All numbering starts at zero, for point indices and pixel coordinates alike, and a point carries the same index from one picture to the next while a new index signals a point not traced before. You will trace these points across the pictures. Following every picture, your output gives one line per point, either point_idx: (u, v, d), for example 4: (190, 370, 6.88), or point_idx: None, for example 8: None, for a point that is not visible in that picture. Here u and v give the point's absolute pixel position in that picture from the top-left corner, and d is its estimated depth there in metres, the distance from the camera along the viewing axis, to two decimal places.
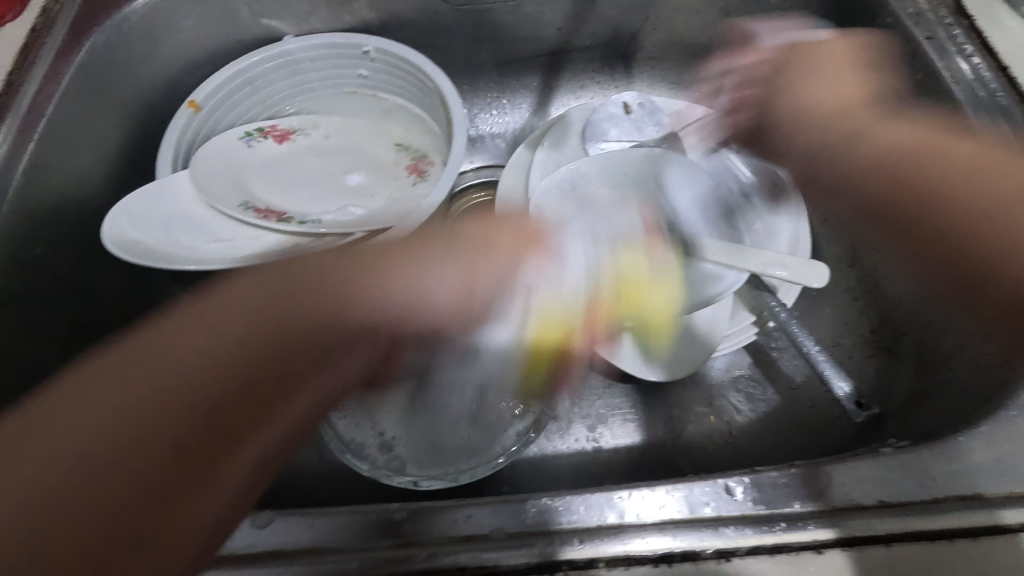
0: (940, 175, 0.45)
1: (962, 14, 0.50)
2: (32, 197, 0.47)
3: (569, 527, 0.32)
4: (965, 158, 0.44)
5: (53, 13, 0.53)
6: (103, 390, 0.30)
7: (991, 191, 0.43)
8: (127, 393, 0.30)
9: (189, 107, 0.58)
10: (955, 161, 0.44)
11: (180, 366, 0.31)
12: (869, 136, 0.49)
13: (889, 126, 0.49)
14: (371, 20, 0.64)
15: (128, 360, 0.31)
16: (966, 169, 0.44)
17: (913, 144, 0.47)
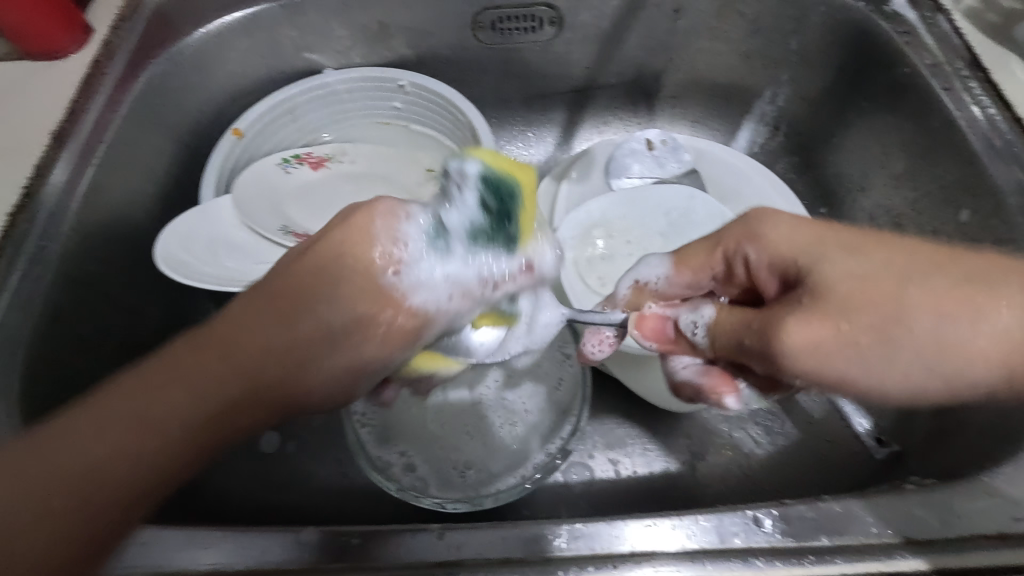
0: (994, 315, 0.33)
1: (978, 67, 0.51)
2: (90, 217, 0.50)
3: (603, 552, 0.33)
4: (945, 302, 0.33)
5: (114, 46, 0.56)
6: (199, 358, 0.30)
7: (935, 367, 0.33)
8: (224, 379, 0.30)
9: (233, 134, 0.61)
10: (946, 339, 0.33)
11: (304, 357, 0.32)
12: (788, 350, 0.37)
13: (955, 297, 0.33)
14: (406, 55, 0.67)
15: (228, 340, 0.31)
16: (997, 307, 0.33)
17: (893, 291, 0.33)
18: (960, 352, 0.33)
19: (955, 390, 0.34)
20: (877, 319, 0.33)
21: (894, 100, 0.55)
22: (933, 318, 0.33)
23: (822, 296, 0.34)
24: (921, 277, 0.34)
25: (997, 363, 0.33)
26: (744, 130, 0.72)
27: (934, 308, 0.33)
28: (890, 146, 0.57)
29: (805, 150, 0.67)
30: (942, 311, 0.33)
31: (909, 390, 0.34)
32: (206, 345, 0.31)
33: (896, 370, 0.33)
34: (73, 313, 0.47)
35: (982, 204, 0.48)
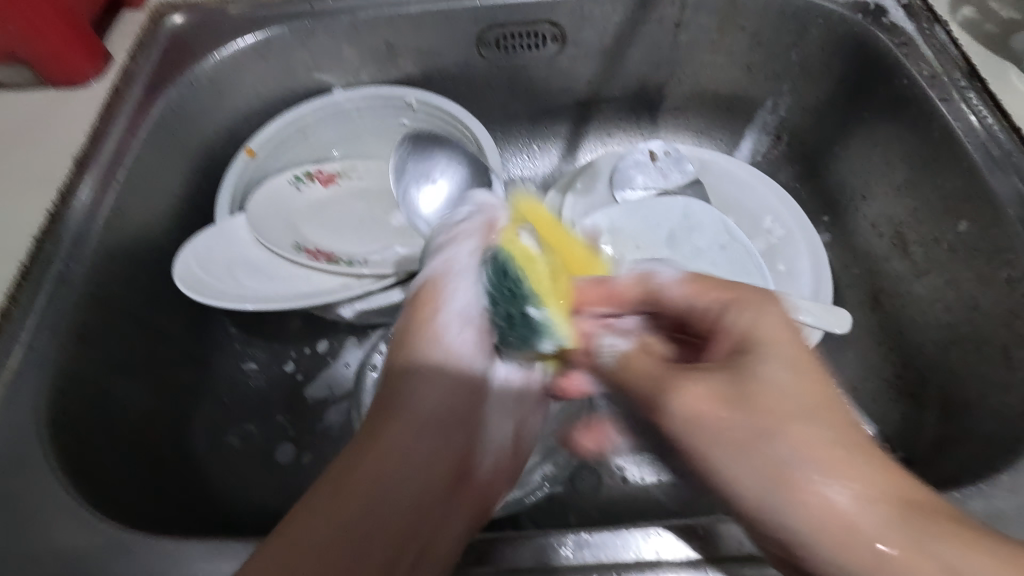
0: (795, 448, 0.29)
1: (976, 77, 0.52)
2: (112, 239, 0.52)
3: (609, 561, 0.34)
4: (823, 448, 0.29)
5: (133, 72, 0.58)
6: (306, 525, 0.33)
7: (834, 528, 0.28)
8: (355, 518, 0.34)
9: (246, 153, 0.63)
10: (897, 560, 0.27)
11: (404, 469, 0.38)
12: (710, 410, 0.31)
13: (793, 439, 0.29)
14: (414, 73, 0.68)
15: (331, 510, 0.34)
16: (882, 526, 0.28)
17: (814, 413, 0.30)
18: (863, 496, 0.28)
19: (846, 530, 0.28)
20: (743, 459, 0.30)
21: (894, 110, 0.56)
22: (781, 451, 0.30)
23: (743, 403, 0.31)
24: (770, 411, 0.30)
25: (824, 527, 0.28)
26: (746, 140, 0.73)
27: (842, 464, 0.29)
28: (891, 156, 0.57)
29: (807, 158, 0.68)
30: (916, 530, 0.27)
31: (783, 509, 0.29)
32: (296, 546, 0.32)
33: (806, 508, 0.29)
34: (97, 332, 0.49)
35: (981, 214, 0.48)
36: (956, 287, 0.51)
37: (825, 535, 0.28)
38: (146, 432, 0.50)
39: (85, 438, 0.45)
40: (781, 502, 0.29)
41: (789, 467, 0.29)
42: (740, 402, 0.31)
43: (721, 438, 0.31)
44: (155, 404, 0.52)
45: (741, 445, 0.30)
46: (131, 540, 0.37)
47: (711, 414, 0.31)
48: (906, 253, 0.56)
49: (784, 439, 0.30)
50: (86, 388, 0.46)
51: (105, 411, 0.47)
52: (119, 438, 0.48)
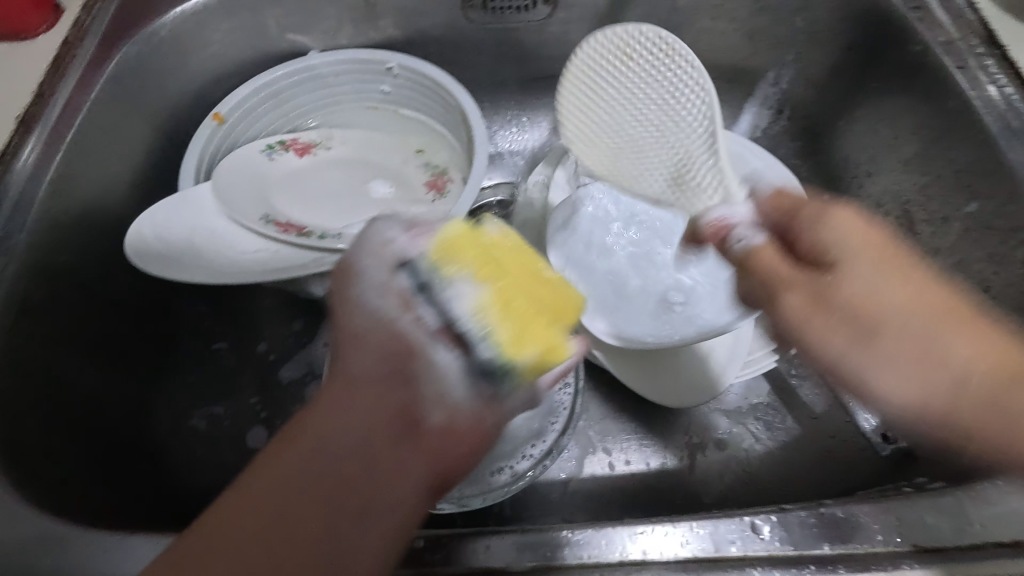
0: (936, 338, 0.30)
1: (994, 43, 0.48)
2: (60, 207, 0.48)
3: (589, 562, 0.31)
4: (926, 373, 0.30)
5: (85, 26, 0.54)
6: (302, 465, 0.28)
7: (928, 383, 0.30)
8: (334, 448, 0.29)
9: (213, 119, 0.58)
10: (980, 365, 0.30)
11: (345, 416, 0.29)
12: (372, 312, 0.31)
13: (950, 327, 0.30)
14: (395, 36, 0.64)
15: (314, 444, 0.29)
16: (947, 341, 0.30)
17: (932, 311, 0.30)
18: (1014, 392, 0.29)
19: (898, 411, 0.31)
20: (838, 327, 0.31)
21: (906, 79, 0.53)
22: (884, 348, 0.30)
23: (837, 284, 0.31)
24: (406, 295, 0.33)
25: (939, 414, 0.30)
26: (746, 114, 0.69)
27: (979, 347, 0.30)
28: (899, 129, 0.54)
29: (811, 134, 0.65)
30: (979, 338, 0.30)
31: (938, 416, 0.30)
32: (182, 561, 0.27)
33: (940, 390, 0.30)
34: (43, 306, 0.45)
35: (996, 192, 0.45)
36: (966, 267, 0.48)
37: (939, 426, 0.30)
38: (97, 416, 0.47)
39: (23, 418, 0.41)
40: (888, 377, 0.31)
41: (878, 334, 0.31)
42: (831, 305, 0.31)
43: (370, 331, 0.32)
44: (108, 383, 0.49)
45: (934, 357, 0.30)
46: (66, 533, 0.34)
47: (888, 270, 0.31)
48: (912, 232, 0.53)
49: (870, 274, 0.31)
50: (27, 365, 0.43)
51: (50, 391, 0.44)
52: (68, 419, 0.45)
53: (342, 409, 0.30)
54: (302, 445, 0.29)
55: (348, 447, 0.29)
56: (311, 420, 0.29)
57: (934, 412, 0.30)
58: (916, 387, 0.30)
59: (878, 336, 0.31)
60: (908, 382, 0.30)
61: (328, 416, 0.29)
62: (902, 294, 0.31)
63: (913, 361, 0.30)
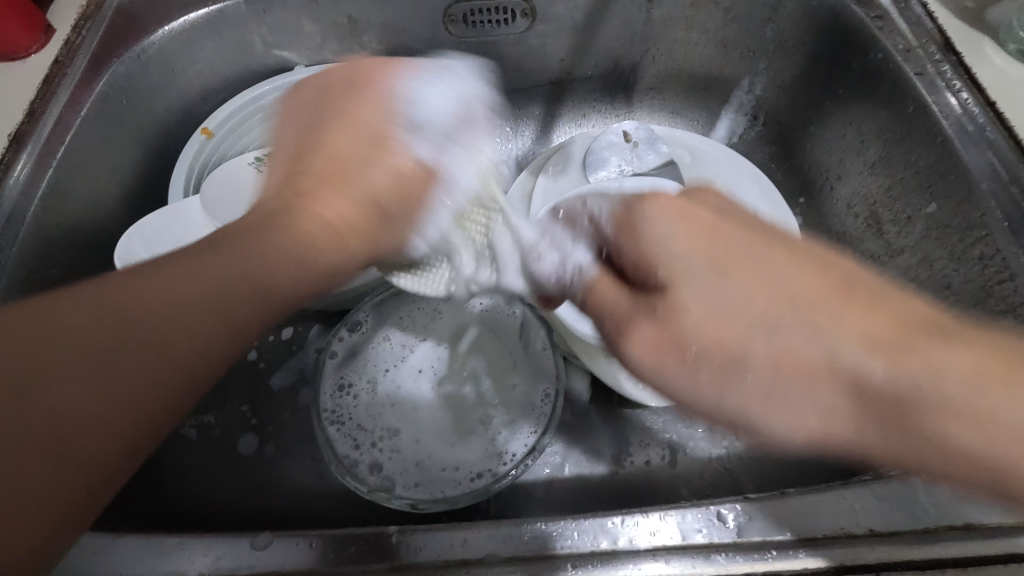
0: (746, 352, 0.30)
1: (951, 51, 0.51)
2: (50, 220, 0.49)
3: (563, 552, 0.32)
4: (732, 275, 0.31)
5: (75, 45, 0.55)
6: (132, 281, 0.29)
7: (834, 413, 0.29)
8: (204, 282, 0.29)
9: (202, 133, 0.60)
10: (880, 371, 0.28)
11: (271, 249, 0.30)
12: (674, 233, 0.33)
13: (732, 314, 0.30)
14: (380, 51, 0.66)
15: (167, 287, 0.29)
16: (750, 331, 0.30)
17: (816, 296, 0.30)
18: (956, 410, 0.27)
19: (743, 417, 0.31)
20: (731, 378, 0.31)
21: (869, 86, 0.55)
22: (735, 330, 0.30)
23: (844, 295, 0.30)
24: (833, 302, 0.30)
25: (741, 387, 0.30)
26: (723, 120, 0.71)
27: (869, 338, 0.29)
28: (865, 133, 0.56)
29: (784, 140, 0.66)
30: (868, 336, 0.29)
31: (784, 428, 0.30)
32: None
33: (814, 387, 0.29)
34: None
35: (955, 190, 0.47)
36: (929, 265, 0.50)
37: (809, 429, 0.30)
38: None
39: None
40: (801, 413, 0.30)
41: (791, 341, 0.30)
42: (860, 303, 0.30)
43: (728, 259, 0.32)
44: None
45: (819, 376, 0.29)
46: None
47: (870, 330, 0.29)
48: (880, 233, 0.55)
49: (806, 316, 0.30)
50: None
51: None
52: None
53: (198, 267, 0.30)
54: (125, 334, 0.28)
55: (206, 293, 0.29)
56: (217, 262, 0.30)
57: (844, 409, 0.29)
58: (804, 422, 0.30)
59: (723, 273, 0.31)
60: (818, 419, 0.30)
61: (309, 229, 0.31)
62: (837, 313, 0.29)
63: (742, 295, 0.31)
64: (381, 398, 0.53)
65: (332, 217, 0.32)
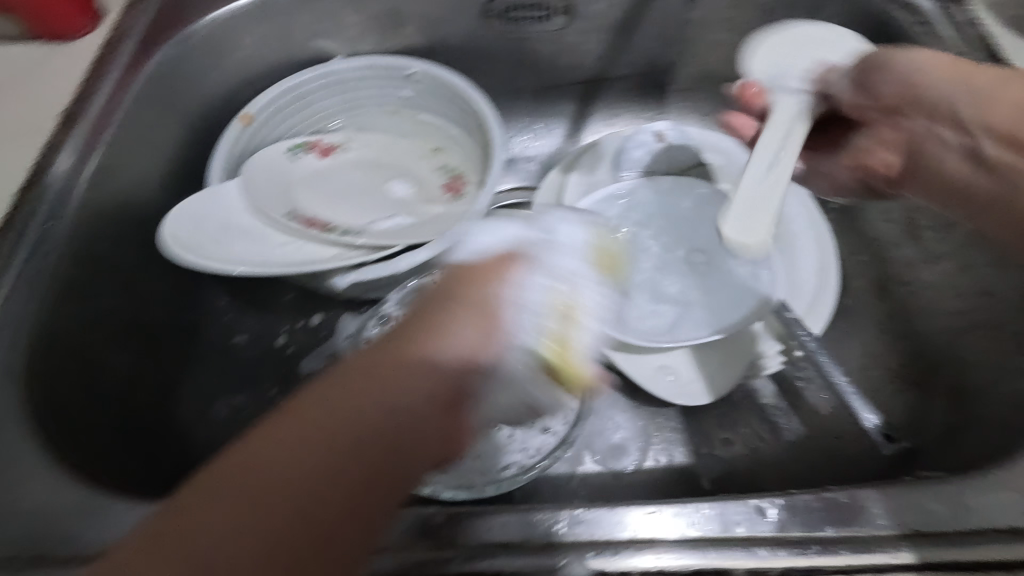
0: (972, 83, 0.46)
1: (997, 58, 0.51)
2: (98, 198, 0.50)
3: (604, 539, 0.33)
4: (994, 77, 0.45)
5: (125, 29, 0.56)
6: (265, 447, 0.27)
7: (1011, 111, 0.44)
8: (296, 455, 0.26)
9: (241, 119, 0.61)
10: None
11: (322, 405, 0.28)
12: (956, 88, 0.46)
13: (1002, 96, 0.44)
14: (418, 44, 0.66)
15: (304, 412, 0.28)
16: (944, 68, 0.47)
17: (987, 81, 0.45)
18: (995, 104, 0.45)
19: (1013, 108, 0.44)
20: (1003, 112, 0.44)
21: None
22: (976, 84, 0.45)
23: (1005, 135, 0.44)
24: (1002, 101, 0.44)
25: (1000, 113, 0.44)
26: None
27: (960, 66, 0.47)
28: None
29: None
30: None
31: (984, 112, 0.45)
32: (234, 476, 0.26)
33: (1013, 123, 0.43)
34: (80, 292, 0.47)
35: None
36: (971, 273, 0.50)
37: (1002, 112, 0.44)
38: (130, 399, 0.49)
39: (60, 397, 0.43)
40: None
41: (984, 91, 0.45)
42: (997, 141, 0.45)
43: (1002, 100, 0.44)
44: (138, 369, 0.51)
45: None
46: (105, 503, 0.35)
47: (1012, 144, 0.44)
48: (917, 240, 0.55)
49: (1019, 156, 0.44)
50: (67, 349, 0.45)
51: (82, 374, 0.46)
52: (102, 400, 0.47)
53: (331, 398, 0.28)
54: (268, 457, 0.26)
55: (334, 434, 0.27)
56: (313, 409, 0.28)
57: (971, 117, 0.46)
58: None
59: (964, 77, 0.46)
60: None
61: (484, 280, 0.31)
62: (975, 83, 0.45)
63: (953, 79, 0.46)
64: None
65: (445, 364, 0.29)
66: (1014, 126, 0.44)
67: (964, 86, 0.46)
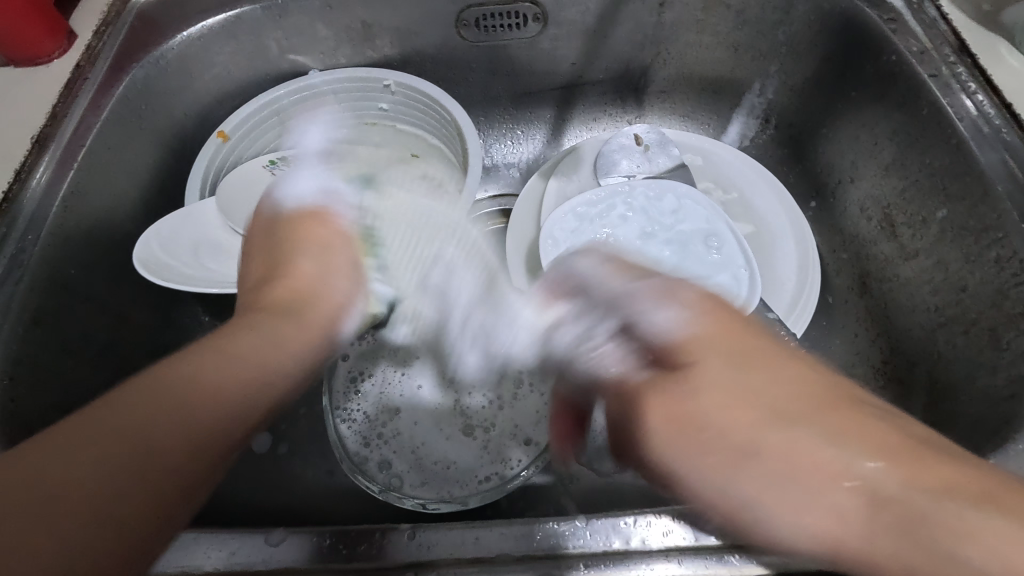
0: (813, 489, 0.27)
1: (965, 52, 0.51)
2: (71, 221, 0.50)
3: (575, 552, 0.32)
4: (727, 352, 0.32)
5: (96, 50, 0.56)
6: (59, 439, 0.27)
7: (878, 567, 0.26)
8: (127, 432, 0.28)
9: (217, 137, 0.61)
10: (877, 490, 0.26)
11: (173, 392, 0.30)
12: (708, 406, 0.30)
13: (832, 485, 0.27)
14: (392, 55, 0.66)
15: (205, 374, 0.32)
16: (723, 359, 0.31)
17: (808, 398, 0.29)
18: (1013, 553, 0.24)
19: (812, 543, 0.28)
20: (702, 446, 0.30)
21: (883, 88, 0.54)
22: (753, 422, 0.29)
23: (770, 456, 0.28)
24: (804, 447, 0.28)
25: (848, 543, 0.27)
26: (734, 124, 0.71)
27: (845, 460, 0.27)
28: (878, 135, 0.56)
29: (796, 142, 0.66)
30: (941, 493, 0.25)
31: (889, 489, 0.26)
32: (138, 390, 0.30)
33: (830, 523, 0.27)
34: (54, 316, 0.47)
35: (971, 192, 0.47)
36: (944, 267, 0.50)
37: (896, 495, 0.26)
38: None
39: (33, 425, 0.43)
40: (858, 507, 0.27)
41: (860, 473, 0.27)
42: (803, 426, 0.29)
43: (733, 460, 0.29)
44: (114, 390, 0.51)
45: (931, 476, 0.26)
46: None
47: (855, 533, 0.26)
48: (894, 235, 0.55)
49: (861, 479, 0.27)
50: (41, 374, 0.45)
51: (57, 399, 0.46)
52: None
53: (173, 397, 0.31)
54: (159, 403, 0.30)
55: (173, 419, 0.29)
56: (152, 388, 0.30)
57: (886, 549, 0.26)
58: (849, 519, 0.27)
59: (738, 363, 0.31)
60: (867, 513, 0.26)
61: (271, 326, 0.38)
62: (706, 392, 0.30)
63: (729, 366, 0.31)
64: (388, 404, 0.54)
65: (219, 375, 0.32)
66: (979, 547, 0.24)
67: (710, 411, 0.30)
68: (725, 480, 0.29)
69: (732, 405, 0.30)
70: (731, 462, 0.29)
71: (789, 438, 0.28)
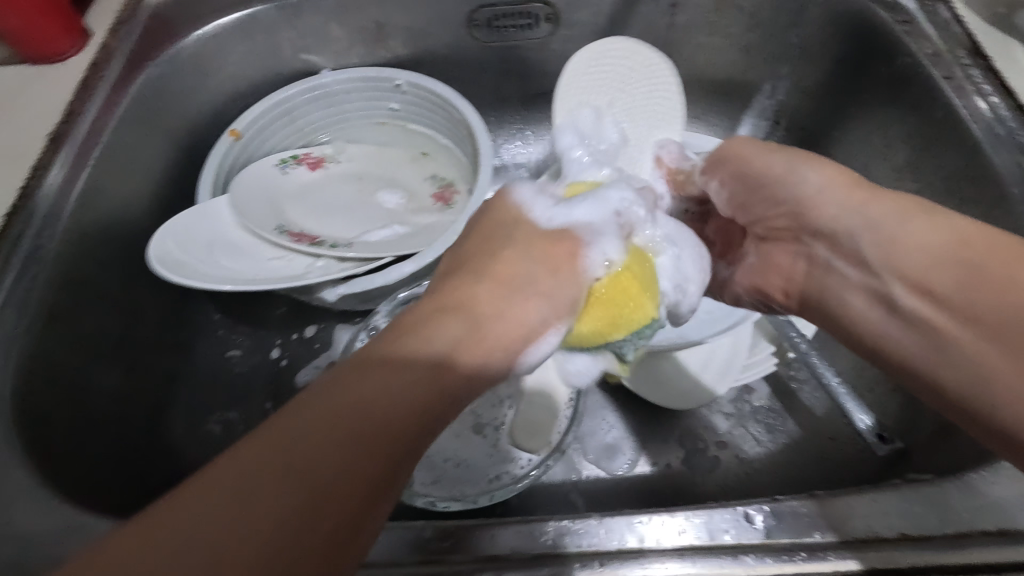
0: (911, 239, 0.37)
1: (980, 55, 0.51)
2: (86, 218, 0.51)
3: (589, 550, 0.32)
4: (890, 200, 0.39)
5: (111, 48, 0.57)
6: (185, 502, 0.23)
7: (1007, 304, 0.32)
8: (283, 494, 0.23)
9: (230, 135, 0.61)
10: (959, 286, 0.35)
11: (396, 382, 0.27)
12: (923, 232, 0.37)
13: (970, 235, 0.35)
14: (403, 55, 0.66)
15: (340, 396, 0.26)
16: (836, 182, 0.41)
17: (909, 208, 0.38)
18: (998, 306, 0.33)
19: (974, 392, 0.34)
20: (905, 247, 0.38)
21: (897, 89, 0.54)
22: (910, 224, 0.38)
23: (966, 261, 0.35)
24: (953, 226, 0.36)
25: (981, 294, 0.33)
26: (744, 125, 0.71)
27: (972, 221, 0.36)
28: (891, 137, 0.56)
29: (806, 144, 0.66)
30: (925, 219, 0.37)
31: (919, 276, 0.37)
32: (267, 437, 0.25)
33: (937, 238, 0.36)
34: (68, 312, 0.48)
35: (985, 194, 0.47)
36: None
37: (950, 254, 0.35)
38: (121, 418, 0.50)
39: (49, 419, 0.43)
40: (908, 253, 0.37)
41: (938, 250, 0.36)
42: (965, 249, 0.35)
43: (916, 252, 0.37)
44: (126, 386, 0.51)
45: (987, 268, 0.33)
46: (94, 524, 0.35)
47: (940, 248, 0.36)
48: None
49: (909, 251, 0.37)
50: (56, 369, 0.45)
51: (73, 393, 0.46)
52: (93, 420, 0.47)
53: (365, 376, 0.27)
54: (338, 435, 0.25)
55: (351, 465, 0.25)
56: (275, 438, 0.25)
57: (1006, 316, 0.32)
58: (942, 271, 0.36)
59: (903, 213, 0.38)
60: (926, 256, 0.37)
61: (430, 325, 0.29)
62: (905, 232, 0.38)
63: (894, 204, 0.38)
64: None
65: (394, 391, 0.27)
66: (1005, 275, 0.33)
67: (882, 237, 0.39)
68: (901, 236, 0.38)
69: (897, 232, 0.38)
70: (892, 261, 0.38)
71: (927, 219, 0.37)
